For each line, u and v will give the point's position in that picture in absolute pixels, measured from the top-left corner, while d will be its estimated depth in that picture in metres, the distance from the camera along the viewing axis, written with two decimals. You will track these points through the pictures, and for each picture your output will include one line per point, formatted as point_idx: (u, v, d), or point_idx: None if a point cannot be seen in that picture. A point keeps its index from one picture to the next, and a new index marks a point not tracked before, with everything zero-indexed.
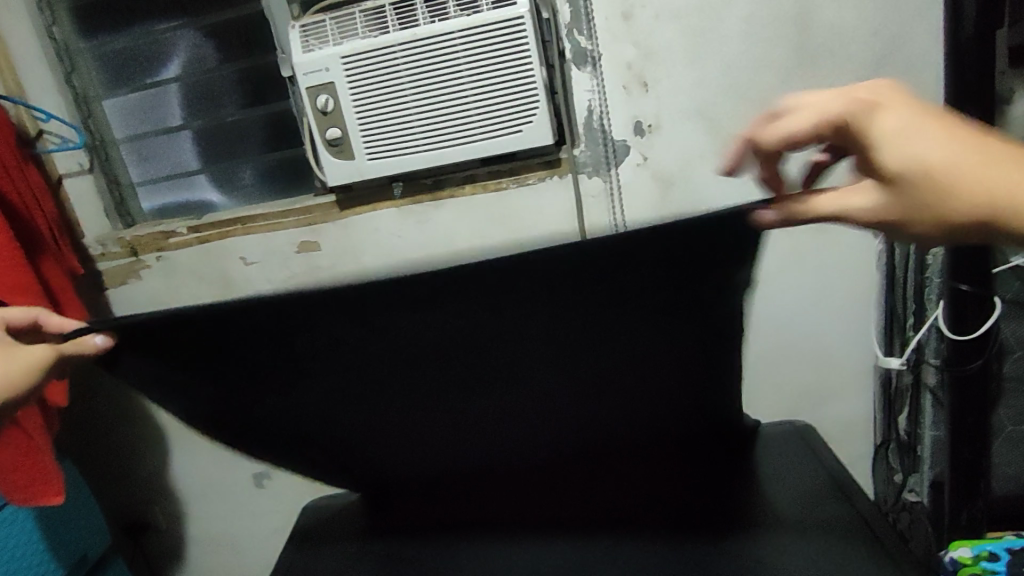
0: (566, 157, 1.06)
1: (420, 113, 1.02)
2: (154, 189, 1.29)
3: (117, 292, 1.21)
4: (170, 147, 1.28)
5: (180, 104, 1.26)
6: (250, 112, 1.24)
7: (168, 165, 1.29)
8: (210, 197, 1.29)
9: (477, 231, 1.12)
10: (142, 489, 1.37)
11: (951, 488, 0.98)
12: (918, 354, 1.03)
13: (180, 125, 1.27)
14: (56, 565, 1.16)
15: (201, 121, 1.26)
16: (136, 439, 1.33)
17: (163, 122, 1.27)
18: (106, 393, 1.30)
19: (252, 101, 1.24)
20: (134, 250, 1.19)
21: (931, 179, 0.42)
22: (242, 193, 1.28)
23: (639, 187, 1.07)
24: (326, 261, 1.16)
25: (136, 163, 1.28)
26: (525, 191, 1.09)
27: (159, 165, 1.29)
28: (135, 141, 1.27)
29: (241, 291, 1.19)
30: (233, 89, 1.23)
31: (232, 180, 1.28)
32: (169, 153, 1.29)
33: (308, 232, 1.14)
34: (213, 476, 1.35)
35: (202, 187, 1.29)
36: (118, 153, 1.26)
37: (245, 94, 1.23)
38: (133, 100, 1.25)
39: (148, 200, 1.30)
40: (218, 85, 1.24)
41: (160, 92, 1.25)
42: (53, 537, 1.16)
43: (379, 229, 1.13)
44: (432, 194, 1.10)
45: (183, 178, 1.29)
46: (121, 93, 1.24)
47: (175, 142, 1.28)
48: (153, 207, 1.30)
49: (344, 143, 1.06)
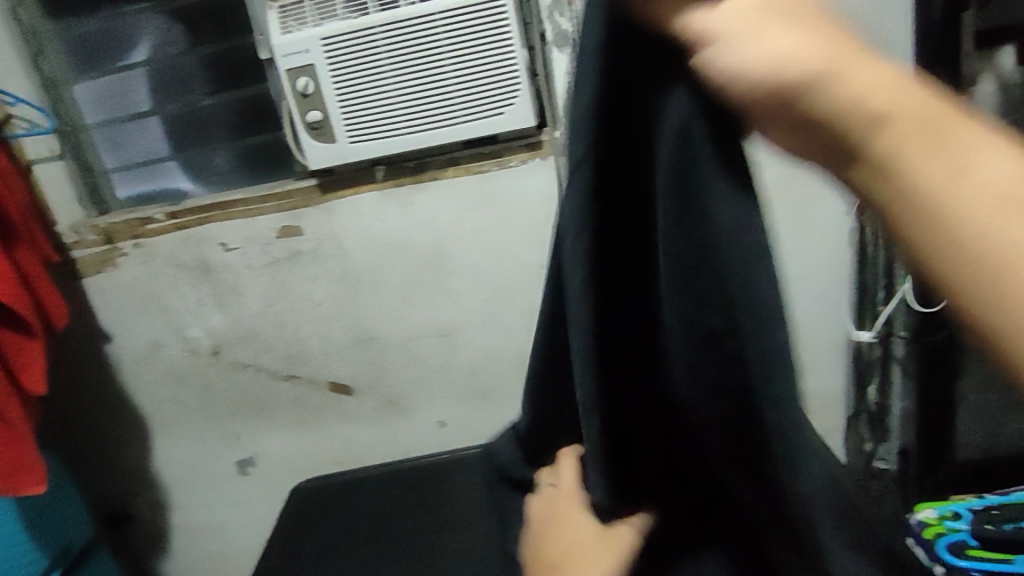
0: (548, 139, 1.07)
1: (404, 95, 1.02)
2: (129, 177, 1.27)
3: (93, 281, 1.20)
4: (141, 133, 1.26)
5: (150, 90, 1.24)
6: (226, 95, 1.23)
7: (141, 151, 1.27)
8: (180, 185, 1.27)
9: (459, 214, 1.12)
10: (124, 479, 1.36)
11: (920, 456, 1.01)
12: (888, 327, 1.06)
13: (150, 111, 1.25)
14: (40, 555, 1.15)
15: (174, 107, 1.24)
16: (116, 429, 1.31)
17: (132, 108, 1.25)
18: (84, 383, 1.28)
19: (226, 84, 1.22)
20: (109, 238, 1.17)
21: (909, 139, 0.28)
22: (217, 178, 1.26)
23: None
24: (307, 246, 1.15)
25: (107, 147, 1.26)
26: (508, 173, 1.09)
27: (131, 151, 1.27)
28: (108, 126, 1.25)
29: (220, 277, 1.18)
30: (207, 73, 1.22)
31: (208, 166, 1.26)
32: (142, 140, 1.26)
33: (289, 217, 1.14)
34: (195, 464, 1.34)
35: (174, 174, 1.27)
36: (89, 140, 1.24)
37: (219, 77, 1.22)
38: (105, 86, 1.23)
39: (121, 188, 1.27)
40: (190, 68, 1.22)
41: (130, 77, 1.23)
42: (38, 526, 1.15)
43: (361, 213, 1.13)
44: (415, 177, 1.10)
45: (156, 165, 1.27)
46: (93, 78, 1.22)
47: (145, 128, 1.26)
48: (128, 195, 1.27)
49: (325, 126, 1.05)
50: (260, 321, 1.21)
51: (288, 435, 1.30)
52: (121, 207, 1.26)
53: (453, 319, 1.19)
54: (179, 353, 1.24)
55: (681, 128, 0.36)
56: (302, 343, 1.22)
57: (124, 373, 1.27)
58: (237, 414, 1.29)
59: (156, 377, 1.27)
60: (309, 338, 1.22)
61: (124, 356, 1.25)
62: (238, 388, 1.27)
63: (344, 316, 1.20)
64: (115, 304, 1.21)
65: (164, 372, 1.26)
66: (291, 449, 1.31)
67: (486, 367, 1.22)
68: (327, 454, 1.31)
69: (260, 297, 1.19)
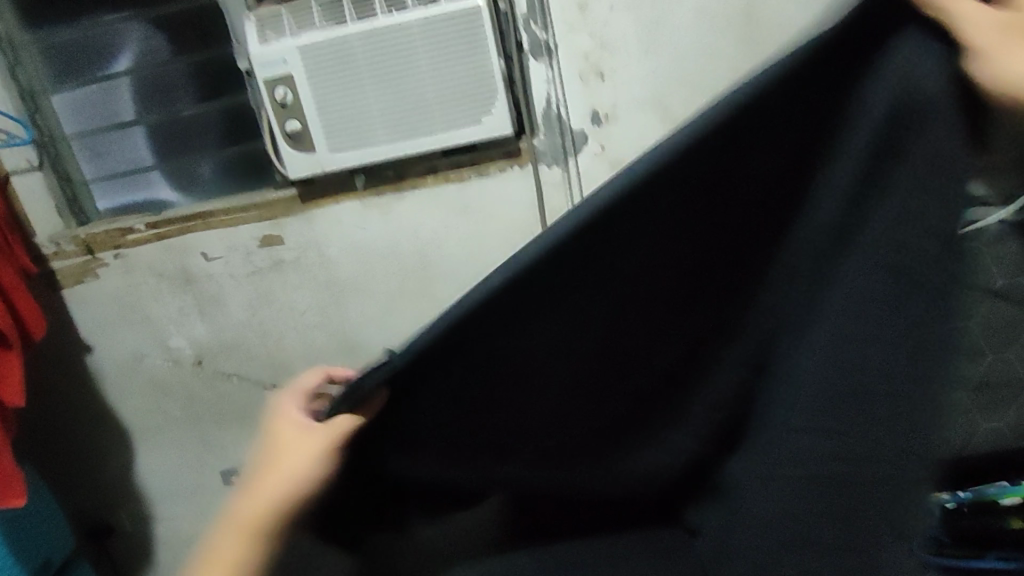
0: (526, 147, 1.08)
1: (382, 105, 1.03)
2: (109, 187, 1.27)
3: (74, 292, 1.20)
4: (123, 143, 1.27)
5: (134, 99, 1.24)
6: (210, 105, 1.24)
7: (122, 161, 1.27)
8: (164, 193, 1.27)
9: (441, 222, 1.13)
10: (105, 489, 1.35)
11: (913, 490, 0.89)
12: None
13: (134, 120, 1.25)
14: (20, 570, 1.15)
15: (157, 116, 1.25)
16: (98, 439, 1.31)
17: (115, 117, 1.25)
18: (64, 394, 1.27)
19: (209, 93, 1.23)
20: (89, 249, 1.17)
21: None
22: (200, 187, 1.27)
23: (596, 176, 1.10)
24: (289, 255, 1.16)
25: (87, 155, 1.25)
26: (487, 180, 1.10)
27: (113, 161, 1.27)
28: (89, 136, 1.25)
29: (202, 287, 1.18)
30: (190, 82, 1.23)
31: (190, 175, 1.27)
32: (123, 149, 1.27)
33: (270, 226, 1.14)
34: (178, 473, 1.34)
35: (159, 183, 1.27)
36: (69, 148, 1.23)
37: (202, 86, 1.23)
38: (86, 95, 1.23)
39: (101, 198, 1.26)
40: (172, 78, 1.23)
41: (111, 86, 1.23)
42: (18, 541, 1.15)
43: (341, 221, 1.13)
44: (394, 186, 1.11)
45: (139, 174, 1.27)
46: (73, 87, 1.22)
47: (128, 137, 1.27)
48: (109, 206, 1.26)
49: (304, 136, 1.05)
50: (243, 330, 1.22)
51: None
52: (102, 217, 1.25)
53: None
54: (161, 363, 1.24)
55: (909, 81, 0.46)
56: (286, 352, 1.23)
57: (106, 383, 1.27)
58: (221, 423, 1.29)
59: (139, 386, 1.27)
60: (292, 347, 1.23)
61: (106, 366, 1.25)
62: (223, 398, 1.27)
63: (328, 324, 1.20)
64: (96, 315, 1.21)
65: (147, 381, 1.26)
66: None
67: None
68: None
69: (243, 306, 1.20)
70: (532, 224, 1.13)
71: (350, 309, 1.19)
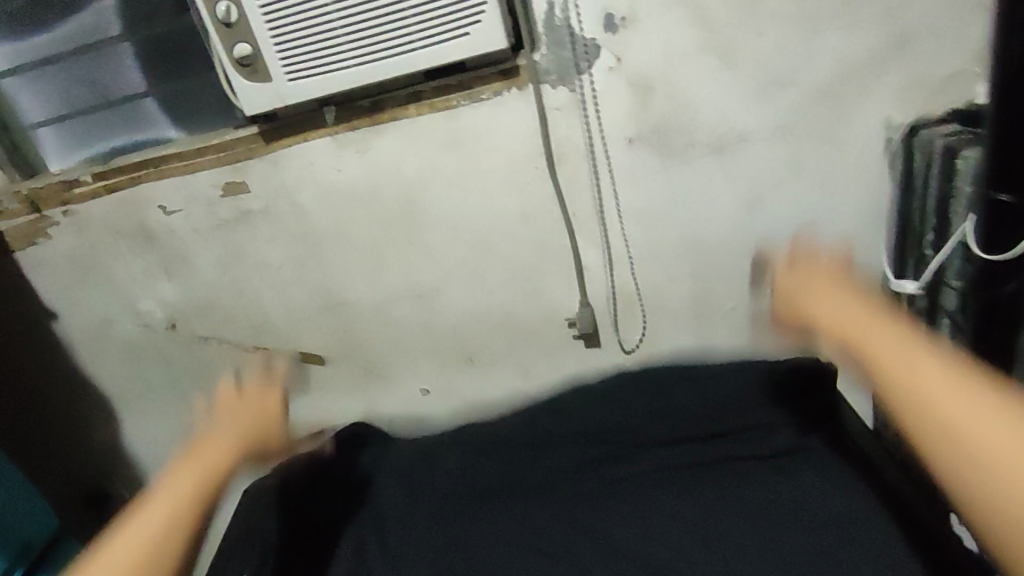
0: (525, 64, 0.90)
1: (342, 11, 0.83)
2: (78, 127, 1.08)
3: (28, 255, 1.06)
4: (102, 70, 1.05)
5: (112, 13, 1.01)
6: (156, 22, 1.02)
7: (104, 92, 1.06)
8: (161, 126, 1.08)
9: (428, 160, 0.97)
10: (91, 463, 1.24)
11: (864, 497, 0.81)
12: (939, 276, 0.93)
13: (116, 39, 1.03)
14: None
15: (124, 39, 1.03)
16: (77, 406, 1.19)
17: (86, 42, 1.03)
18: (42, 365, 1.15)
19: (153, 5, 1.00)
20: (34, 206, 1.02)
21: None
22: (171, 122, 1.07)
23: (613, 97, 0.92)
24: (257, 204, 1.01)
25: (46, 94, 1.06)
26: (479, 109, 0.93)
27: (89, 93, 1.06)
28: (52, 69, 1.05)
29: (168, 244, 1.04)
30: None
31: (164, 106, 1.06)
32: (105, 77, 1.05)
33: (232, 172, 0.99)
34: (166, 444, 1.22)
35: (154, 115, 1.07)
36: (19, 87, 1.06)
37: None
38: (55, 30, 1.02)
39: (72, 149, 1.09)
40: None
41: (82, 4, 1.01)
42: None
43: (313, 162, 0.98)
44: (370, 118, 0.94)
45: (129, 106, 1.07)
46: (28, 34, 1.02)
47: (110, 63, 1.05)
48: (88, 150, 1.09)
49: (256, 62, 0.87)
50: (217, 290, 1.08)
51: None
52: (73, 163, 1.09)
53: (429, 278, 1.06)
54: (133, 329, 1.11)
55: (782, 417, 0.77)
56: (268, 312, 1.10)
57: (77, 353, 1.14)
58: (200, 379, 1.16)
59: (113, 355, 1.14)
60: (273, 306, 1.09)
61: (73, 333, 1.12)
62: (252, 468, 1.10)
63: (309, 280, 1.07)
64: (54, 280, 1.08)
65: (120, 348, 1.13)
66: None
67: (471, 329, 1.10)
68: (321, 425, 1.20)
69: (212, 264, 1.06)
70: (535, 157, 0.96)
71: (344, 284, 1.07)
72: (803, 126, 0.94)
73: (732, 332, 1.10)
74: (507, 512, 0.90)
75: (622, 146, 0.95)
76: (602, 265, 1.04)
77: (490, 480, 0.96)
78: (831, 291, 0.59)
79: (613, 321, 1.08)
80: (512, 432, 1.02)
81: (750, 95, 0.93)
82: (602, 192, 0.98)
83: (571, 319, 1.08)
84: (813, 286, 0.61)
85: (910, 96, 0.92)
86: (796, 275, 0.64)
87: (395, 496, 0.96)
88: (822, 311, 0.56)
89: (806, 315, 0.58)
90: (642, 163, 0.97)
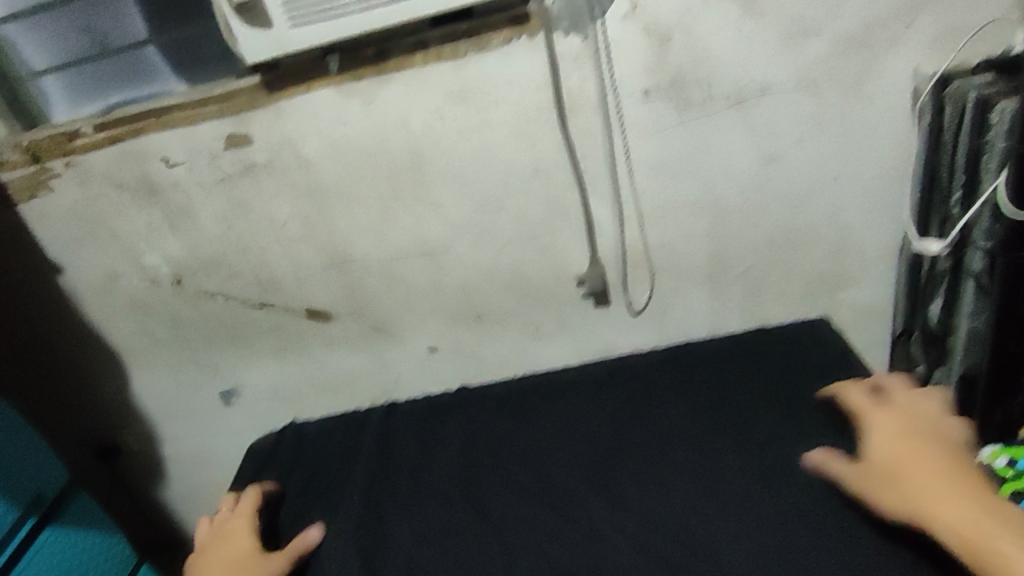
0: (536, 11, 0.87)
1: None
2: (75, 77, 1.05)
3: (31, 208, 1.04)
4: (102, 17, 1.02)
5: None
6: None
7: (104, 40, 1.03)
8: (161, 76, 1.04)
9: (435, 112, 0.94)
10: (102, 416, 1.25)
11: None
12: (966, 235, 0.90)
13: None
14: (26, 548, 0.93)
15: None
16: (86, 361, 1.19)
17: None
18: (50, 319, 1.14)
19: None
20: (36, 157, 1.00)
21: None
22: (171, 72, 1.04)
23: (628, 46, 0.88)
24: (260, 157, 0.98)
25: (45, 43, 1.04)
26: (488, 57, 0.90)
27: (87, 41, 1.04)
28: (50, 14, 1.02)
29: (171, 197, 1.02)
30: None
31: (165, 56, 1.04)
32: (104, 24, 1.03)
33: (234, 123, 0.96)
34: (175, 398, 1.23)
35: (154, 64, 1.04)
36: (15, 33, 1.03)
37: None
38: None
39: (68, 101, 1.06)
40: None
41: None
42: (44, 560, 0.95)
43: (317, 114, 0.95)
44: (376, 67, 0.91)
45: (128, 54, 1.04)
46: None
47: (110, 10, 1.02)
48: (84, 101, 1.06)
49: (257, 6, 0.84)
50: (222, 246, 1.06)
51: (275, 362, 1.18)
52: (69, 114, 1.05)
53: (436, 235, 1.04)
54: (139, 284, 1.10)
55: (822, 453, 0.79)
56: (273, 267, 1.08)
57: (84, 307, 1.13)
58: (207, 335, 1.15)
59: (119, 310, 1.13)
60: (278, 262, 1.07)
61: (80, 288, 1.11)
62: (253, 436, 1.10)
63: (314, 236, 1.05)
64: (57, 234, 1.06)
65: (126, 303, 1.12)
66: (276, 377, 1.19)
67: (478, 287, 1.08)
68: (329, 382, 1.20)
69: (216, 220, 1.04)
70: (546, 109, 0.93)
71: (350, 239, 1.05)
72: (827, 78, 0.90)
73: (746, 292, 1.08)
74: (499, 476, 0.90)
75: (636, 98, 0.92)
76: (613, 222, 1.01)
77: (490, 444, 0.96)
78: (937, 469, 0.65)
79: (624, 279, 1.06)
80: (514, 405, 1.02)
81: (773, 45, 0.88)
82: (615, 146, 0.95)
83: (581, 278, 1.05)
84: (918, 462, 0.66)
85: (939, 46, 0.88)
86: (892, 449, 0.69)
87: (402, 460, 0.96)
88: (941, 513, 0.61)
89: (921, 508, 0.63)
90: (656, 116, 0.93)
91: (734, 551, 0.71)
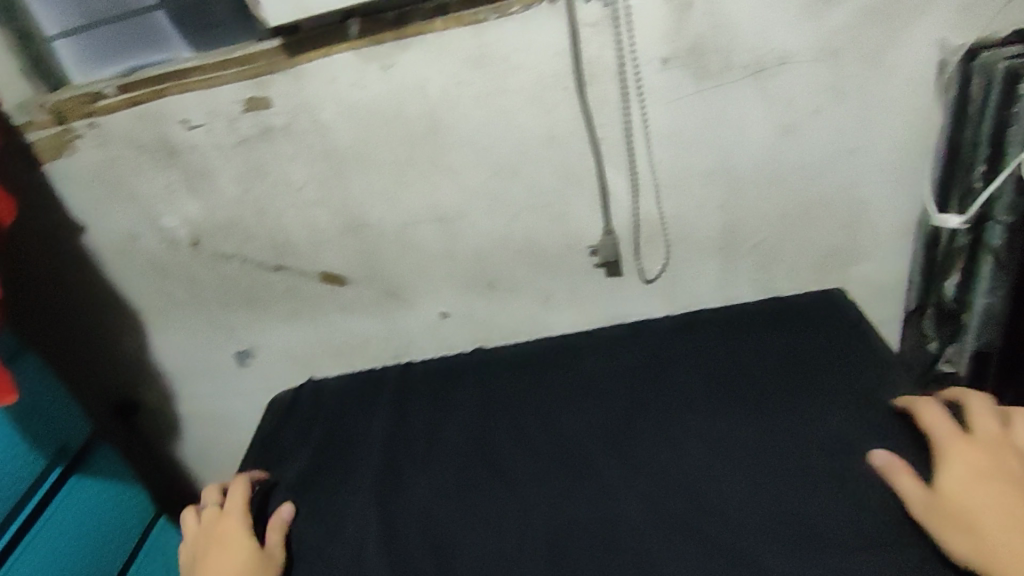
0: None
1: None
2: (88, 40, 1.06)
3: (53, 167, 1.05)
4: None
5: None
6: None
7: (117, 4, 1.05)
8: (173, 41, 1.05)
9: (454, 78, 0.94)
10: (121, 373, 1.28)
11: (886, 422, 0.80)
12: (987, 210, 0.91)
13: None
14: (51, 498, 0.96)
15: None
16: (106, 319, 1.21)
17: None
18: (71, 277, 1.16)
19: None
20: (59, 118, 1.01)
21: None
22: (186, 37, 1.05)
23: (648, 14, 0.88)
24: (278, 120, 0.99)
25: (59, 6, 1.05)
26: (508, 23, 0.90)
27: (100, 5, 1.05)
28: None
29: (190, 159, 1.03)
30: None
31: (182, 19, 1.04)
32: None
33: (254, 86, 0.97)
34: (193, 358, 1.25)
35: (166, 28, 1.05)
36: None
37: None
38: None
39: (81, 65, 1.07)
40: None
41: None
42: (68, 509, 0.98)
43: (336, 78, 0.95)
44: (395, 31, 0.91)
45: (140, 19, 1.05)
46: None
47: None
48: (96, 65, 1.07)
49: None
50: (240, 209, 1.07)
51: (290, 325, 1.20)
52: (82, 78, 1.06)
53: (452, 202, 1.05)
54: (158, 244, 1.12)
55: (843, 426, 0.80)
56: (290, 231, 1.09)
57: (104, 266, 1.15)
58: (225, 297, 1.17)
59: (139, 270, 1.15)
60: (294, 226, 1.09)
61: (100, 247, 1.13)
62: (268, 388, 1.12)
63: (330, 201, 1.06)
64: (78, 194, 1.08)
65: (146, 264, 1.14)
66: (291, 340, 1.22)
67: (492, 255, 1.09)
68: (343, 346, 1.22)
69: (235, 183, 1.05)
70: (564, 77, 0.93)
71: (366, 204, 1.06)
72: (847, 49, 0.90)
73: (757, 264, 1.08)
74: (515, 436, 0.92)
75: (655, 66, 0.92)
76: (628, 192, 1.01)
77: (502, 405, 0.98)
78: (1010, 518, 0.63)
79: (636, 248, 1.07)
80: (528, 368, 1.04)
81: (794, 14, 0.88)
82: (631, 115, 0.95)
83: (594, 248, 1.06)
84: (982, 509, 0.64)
85: (963, 18, 0.87)
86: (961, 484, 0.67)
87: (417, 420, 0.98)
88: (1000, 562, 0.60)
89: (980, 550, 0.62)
90: (675, 86, 0.93)
91: (742, 513, 0.74)
